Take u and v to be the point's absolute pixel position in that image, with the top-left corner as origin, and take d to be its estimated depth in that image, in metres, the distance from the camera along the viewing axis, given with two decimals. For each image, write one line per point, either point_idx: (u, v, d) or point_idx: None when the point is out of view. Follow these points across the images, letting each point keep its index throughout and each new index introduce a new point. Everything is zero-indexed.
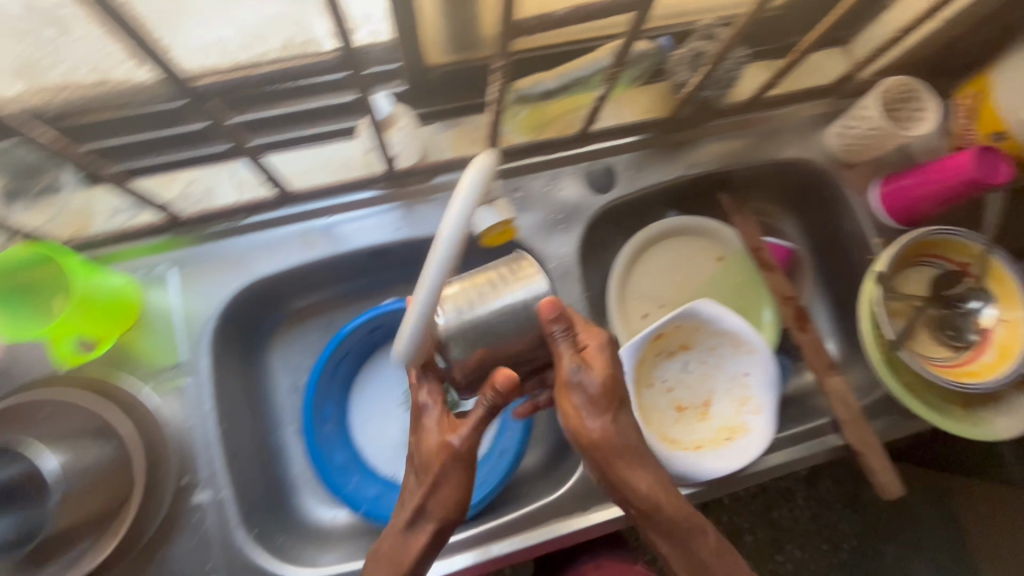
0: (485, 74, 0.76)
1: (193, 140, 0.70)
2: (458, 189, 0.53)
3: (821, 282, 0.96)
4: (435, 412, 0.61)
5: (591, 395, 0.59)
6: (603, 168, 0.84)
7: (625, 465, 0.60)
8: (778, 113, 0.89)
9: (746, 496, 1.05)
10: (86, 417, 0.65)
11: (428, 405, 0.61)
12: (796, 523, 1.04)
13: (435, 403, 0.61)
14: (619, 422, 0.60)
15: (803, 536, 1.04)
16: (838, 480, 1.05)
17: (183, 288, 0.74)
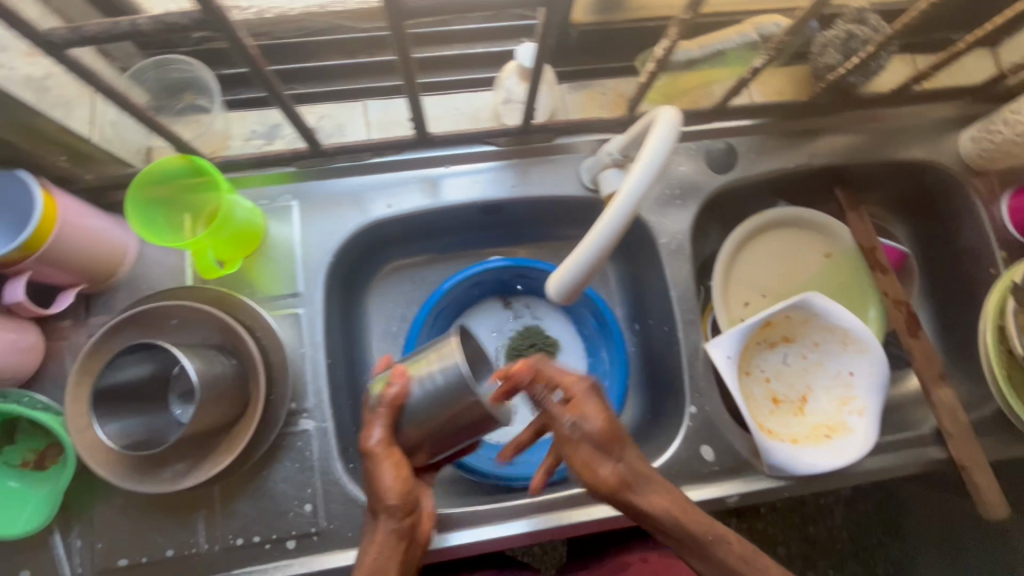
0: (638, 36, 0.76)
1: (362, 75, 0.78)
2: (650, 136, 0.54)
3: (926, 292, 0.93)
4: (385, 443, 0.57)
5: (591, 436, 0.57)
6: (726, 147, 0.82)
7: (649, 493, 0.58)
8: (911, 111, 0.86)
9: (783, 509, 1.02)
10: (205, 333, 0.67)
11: (378, 444, 0.57)
12: (831, 542, 1.02)
13: (384, 442, 0.57)
14: (628, 456, 0.58)
15: (836, 556, 1.02)
16: (878, 504, 1.02)
17: (303, 220, 0.75)
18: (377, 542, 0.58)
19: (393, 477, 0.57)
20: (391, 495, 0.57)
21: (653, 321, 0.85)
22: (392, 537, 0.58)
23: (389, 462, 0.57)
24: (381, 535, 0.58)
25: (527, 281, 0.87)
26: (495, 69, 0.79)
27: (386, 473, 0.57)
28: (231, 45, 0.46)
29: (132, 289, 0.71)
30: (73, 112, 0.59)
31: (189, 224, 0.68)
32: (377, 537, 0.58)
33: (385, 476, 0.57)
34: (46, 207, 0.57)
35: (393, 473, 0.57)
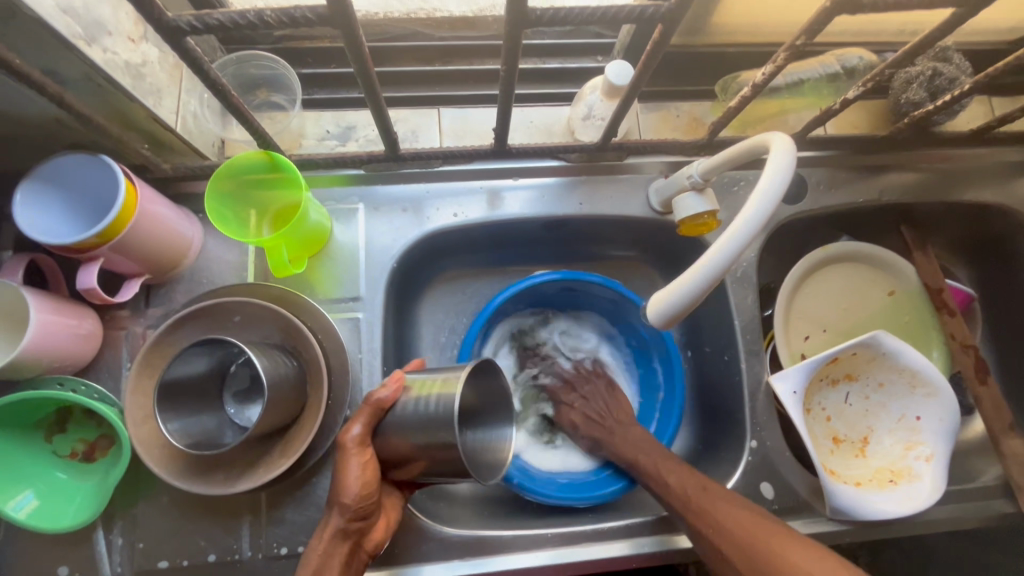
0: (711, 63, 0.76)
1: (438, 82, 0.77)
2: (764, 170, 0.49)
3: (988, 338, 0.90)
4: (356, 444, 0.56)
5: None
6: (797, 177, 0.81)
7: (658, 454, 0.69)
8: (982, 154, 0.84)
9: None
10: (269, 332, 0.66)
11: (351, 442, 0.55)
12: None
13: (357, 441, 0.56)
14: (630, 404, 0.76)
15: None
16: None
17: (368, 224, 0.73)
18: (324, 538, 0.55)
19: (357, 475, 0.55)
20: (350, 493, 0.55)
21: (710, 350, 0.83)
22: (335, 538, 0.55)
23: (358, 459, 0.55)
24: (327, 533, 0.55)
25: (580, 295, 0.84)
26: (571, 84, 0.78)
27: (350, 470, 0.55)
28: (346, 42, 0.45)
29: (192, 282, 0.70)
30: (163, 101, 0.59)
31: (254, 220, 0.68)
32: (326, 533, 0.55)
33: (351, 473, 0.55)
34: (125, 197, 0.56)
35: (359, 472, 0.55)
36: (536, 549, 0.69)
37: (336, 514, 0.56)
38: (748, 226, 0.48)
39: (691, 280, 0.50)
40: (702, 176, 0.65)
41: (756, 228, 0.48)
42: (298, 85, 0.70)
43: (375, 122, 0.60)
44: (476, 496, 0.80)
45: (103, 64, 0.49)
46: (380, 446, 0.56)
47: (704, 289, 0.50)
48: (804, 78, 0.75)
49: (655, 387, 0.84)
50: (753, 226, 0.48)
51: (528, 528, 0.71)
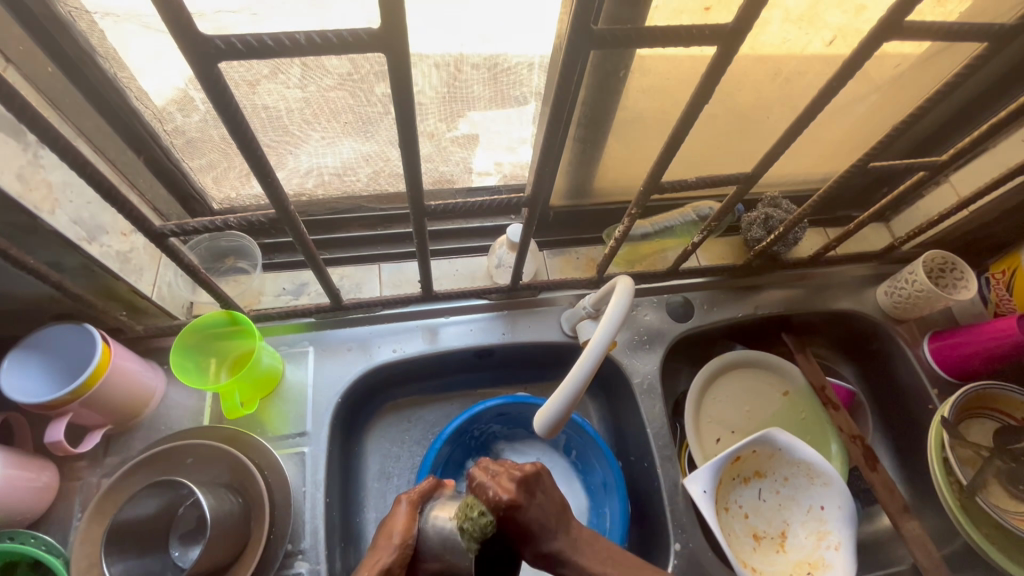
0: (598, 217, 0.96)
1: (380, 243, 0.95)
2: (610, 303, 0.66)
3: (881, 427, 1.01)
4: (407, 507, 0.58)
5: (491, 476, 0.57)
6: (682, 300, 0.97)
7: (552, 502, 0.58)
8: (832, 271, 1.03)
9: None
10: (220, 471, 0.72)
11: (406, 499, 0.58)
12: None
13: (410, 499, 0.58)
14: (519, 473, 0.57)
15: None
16: None
17: (316, 364, 0.84)
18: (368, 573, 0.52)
19: (404, 523, 0.56)
20: (398, 533, 0.55)
21: (633, 458, 0.91)
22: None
23: (407, 512, 0.57)
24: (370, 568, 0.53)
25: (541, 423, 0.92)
26: (490, 238, 0.97)
27: (398, 524, 0.56)
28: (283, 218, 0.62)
29: (150, 429, 0.77)
30: (143, 277, 0.72)
31: (214, 368, 0.79)
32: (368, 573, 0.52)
33: (398, 522, 0.56)
34: (101, 356, 0.66)
35: (405, 521, 0.56)
36: None
37: (379, 555, 0.54)
38: (597, 345, 0.63)
39: (560, 396, 0.62)
40: (592, 307, 0.81)
41: (604, 347, 0.63)
42: (247, 236, 0.86)
43: (316, 277, 0.77)
44: None
45: (99, 256, 0.64)
46: (422, 527, 0.57)
47: (575, 396, 0.62)
48: (671, 225, 0.95)
49: (603, 518, 0.87)
50: (600, 347, 0.63)
51: None
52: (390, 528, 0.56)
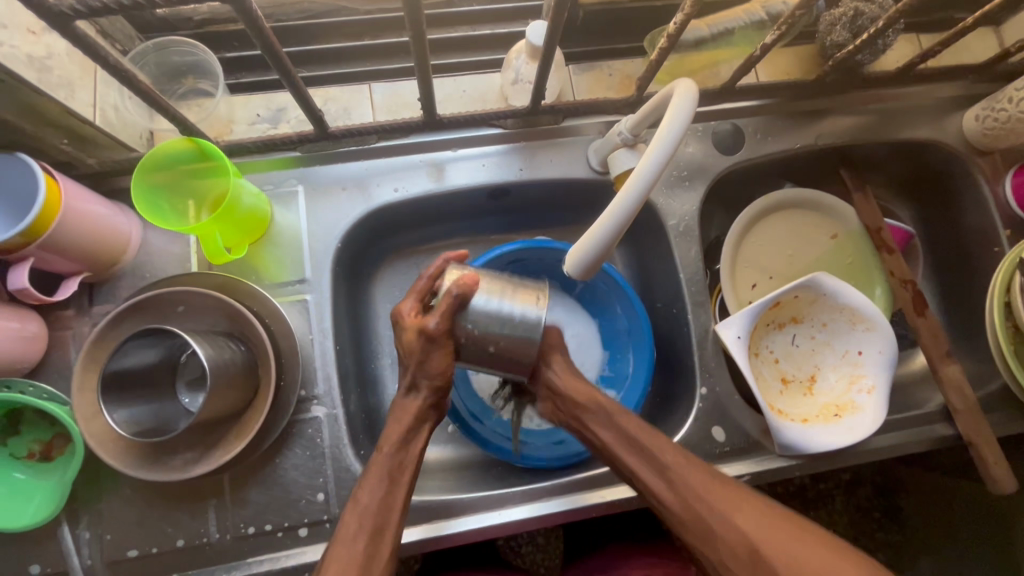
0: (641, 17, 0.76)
1: (368, 56, 0.77)
2: (666, 116, 0.52)
3: (931, 273, 0.93)
4: (440, 346, 0.59)
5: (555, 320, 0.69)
6: (732, 127, 0.81)
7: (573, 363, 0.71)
8: (917, 91, 0.85)
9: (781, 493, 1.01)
10: (214, 320, 0.66)
11: (433, 334, 0.58)
12: (832, 526, 1.00)
13: (441, 334, 0.58)
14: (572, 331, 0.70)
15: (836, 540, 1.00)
16: (880, 486, 1.01)
17: (308, 206, 0.73)
18: (409, 414, 0.61)
19: (443, 360, 0.60)
20: (438, 375, 0.60)
21: (661, 305, 0.85)
22: (426, 408, 0.61)
23: (443, 346, 0.59)
24: (420, 402, 0.61)
25: (557, 267, 0.85)
26: (502, 51, 0.79)
27: (439, 356, 0.59)
28: (241, 18, 0.47)
29: (134, 276, 0.70)
30: (76, 94, 0.58)
31: (194, 211, 0.67)
32: (417, 407, 0.61)
33: (436, 359, 0.59)
34: (47, 193, 0.56)
35: (443, 357, 0.60)
36: (498, 508, 0.72)
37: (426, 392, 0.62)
38: (645, 172, 0.50)
39: (595, 236, 0.52)
40: (630, 133, 0.67)
41: (655, 175, 0.50)
42: (198, 45, 0.69)
43: (297, 105, 0.63)
44: (444, 463, 0.83)
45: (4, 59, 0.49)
46: (459, 332, 0.58)
47: (616, 235, 0.53)
48: (732, 28, 0.75)
49: (626, 363, 0.84)
50: (652, 174, 0.51)
51: (490, 490, 0.74)
52: (428, 364, 0.60)
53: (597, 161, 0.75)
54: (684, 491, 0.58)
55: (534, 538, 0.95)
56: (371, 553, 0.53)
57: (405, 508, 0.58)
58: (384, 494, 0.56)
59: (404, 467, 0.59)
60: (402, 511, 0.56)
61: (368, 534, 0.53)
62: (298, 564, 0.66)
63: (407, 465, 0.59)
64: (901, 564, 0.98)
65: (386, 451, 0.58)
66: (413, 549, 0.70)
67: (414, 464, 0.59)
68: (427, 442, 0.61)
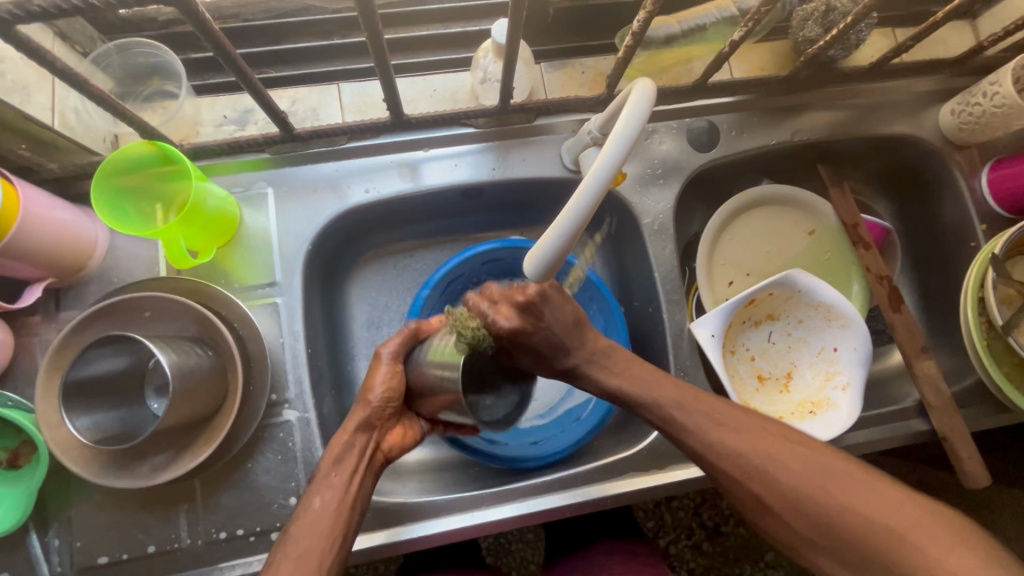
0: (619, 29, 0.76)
1: (337, 56, 0.76)
2: (623, 113, 0.51)
3: (909, 268, 0.93)
4: (386, 365, 0.60)
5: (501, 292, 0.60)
6: (706, 124, 0.81)
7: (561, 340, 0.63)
8: (892, 86, 0.85)
9: None
10: (180, 326, 0.65)
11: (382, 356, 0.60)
12: None
13: (387, 358, 0.60)
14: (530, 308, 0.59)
15: None
16: None
17: (278, 208, 0.73)
18: (349, 430, 0.60)
19: (384, 379, 0.60)
20: (375, 393, 0.60)
21: (637, 303, 0.85)
22: (358, 431, 0.60)
23: (388, 369, 0.60)
24: (352, 425, 0.60)
25: None
26: (472, 49, 0.78)
27: (377, 378, 0.60)
28: (190, 21, 0.46)
29: (102, 282, 0.69)
30: (32, 98, 0.57)
31: (160, 213, 0.66)
32: (350, 427, 0.60)
33: (376, 378, 0.60)
34: (4, 198, 0.55)
35: (386, 377, 0.60)
36: (473, 509, 0.72)
37: (360, 411, 0.60)
38: (602, 171, 0.50)
39: (553, 237, 0.52)
40: (599, 131, 0.67)
41: (613, 174, 0.50)
42: (160, 47, 0.68)
43: (259, 106, 0.62)
44: (422, 465, 0.83)
45: None
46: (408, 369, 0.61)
47: (574, 237, 0.52)
48: (703, 24, 0.75)
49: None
50: (610, 173, 0.50)
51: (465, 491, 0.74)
52: (371, 384, 0.61)
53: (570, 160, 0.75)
54: (703, 449, 0.59)
55: (523, 536, 0.98)
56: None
57: (339, 543, 0.55)
58: (311, 524, 0.54)
59: (332, 495, 0.56)
60: (333, 545, 0.54)
61: (291, 566, 0.51)
62: None
63: (335, 484, 0.57)
64: None
65: (326, 461, 0.58)
66: (387, 551, 0.70)
67: (345, 493, 0.57)
68: (358, 469, 0.59)
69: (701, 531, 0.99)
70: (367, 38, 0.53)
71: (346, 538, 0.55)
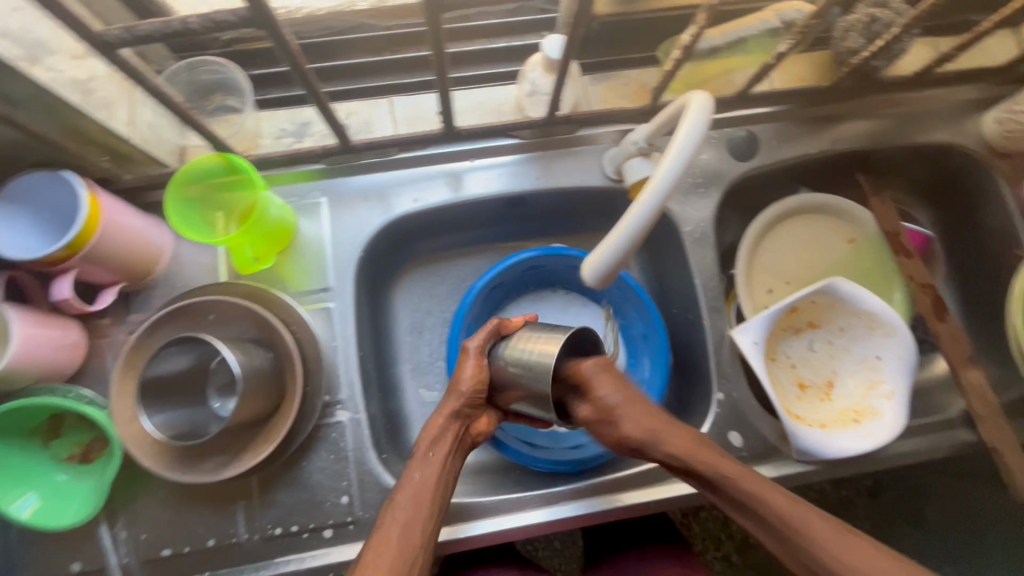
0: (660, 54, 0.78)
1: (389, 71, 0.79)
2: (681, 126, 0.53)
3: (951, 277, 0.92)
4: (473, 360, 0.63)
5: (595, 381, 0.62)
6: (747, 134, 0.82)
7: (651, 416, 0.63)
8: (934, 95, 0.85)
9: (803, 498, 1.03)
10: (243, 329, 0.68)
11: (470, 350, 0.64)
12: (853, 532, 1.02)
13: (476, 352, 0.63)
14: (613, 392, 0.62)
15: None
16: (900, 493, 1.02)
17: (331, 217, 0.76)
18: (443, 414, 0.61)
19: (471, 370, 0.63)
20: (465, 380, 0.62)
21: (677, 311, 0.86)
22: (452, 417, 0.61)
23: (475, 362, 0.63)
24: (445, 412, 0.61)
25: (573, 273, 0.87)
26: (518, 62, 0.81)
27: (467, 370, 0.63)
28: (273, 40, 0.49)
29: (168, 286, 0.73)
30: (115, 114, 0.61)
31: (222, 221, 0.70)
32: (444, 413, 0.61)
33: (466, 370, 0.63)
34: (90, 210, 0.59)
35: (473, 369, 0.63)
36: (517, 511, 0.73)
37: (453, 399, 0.62)
38: (663, 179, 0.52)
39: (611, 247, 0.53)
40: (646, 141, 0.69)
41: (673, 183, 0.51)
42: (228, 64, 0.72)
43: (322, 120, 0.65)
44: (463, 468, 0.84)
45: (49, 83, 0.52)
46: (493, 364, 0.64)
47: (633, 243, 0.53)
48: (745, 37, 0.76)
49: (641, 369, 0.85)
50: (667, 184, 0.52)
51: (510, 494, 0.76)
52: (459, 375, 0.63)
53: (613, 171, 0.77)
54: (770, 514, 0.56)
55: (551, 542, 0.98)
56: (403, 554, 0.53)
57: (437, 516, 0.57)
58: (413, 496, 0.56)
59: (431, 470, 0.58)
60: (433, 517, 0.56)
61: (400, 528, 0.54)
62: (324, 564, 0.68)
63: (434, 460, 0.58)
64: None
65: (421, 442, 0.60)
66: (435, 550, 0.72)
67: (441, 470, 0.58)
68: (452, 451, 0.60)
69: (730, 541, 0.99)
70: (432, 53, 0.56)
71: (442, 511, 0.57)
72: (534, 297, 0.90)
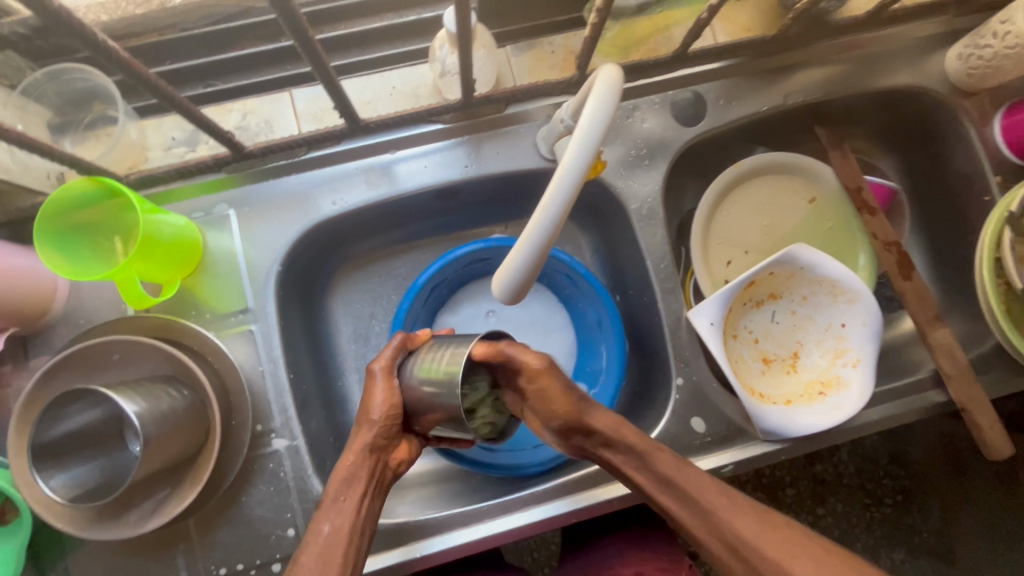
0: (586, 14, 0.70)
1: (287, 60, 0.72)
2: (589, 99, 0.47)
3: (919, 227, 0.87)
4: (381, 376, 0.58)
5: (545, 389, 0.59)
6: (691, 96, 0.75)
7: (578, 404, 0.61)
8: (894, 33, 0.78)
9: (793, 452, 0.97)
10: (154, 365, 0.62)
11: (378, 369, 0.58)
12: (841, 479, 0.97)
13: (383, 367, 0.58)
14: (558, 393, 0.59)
15: (848, 491, 0.97)
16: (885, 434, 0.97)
17: (243, 229, 0.69)
18: (355, 451, 0.56)
19: (382, 397, 0.57)
20: (377, 409, 0.57)
21: (633, 293, 0.80)
22: (364, 452, 0.56)
23: (384, 386, 0.58)
24: (356, 448, 0.56)
25: None
26: (428, 37, 0.73)
27: (376, 395, 0.58)
28: (91, 49, 0.41)
29: (70, 324, 0.66)
30: None
31: (120, 246, 0.62)
32: (356, 448, 0.56)
33: (376, 392, 0.58)
34: None
35: (384, 395, 0.57)
36: (477, 523, 0.69)
37: (363, 432, 0.57)
38: (572, 162, 0.46)
39: (522, 250, 0.47)
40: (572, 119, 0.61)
41: (584, 167, 0.46)
42: (92, 70, 0.64)
43: (200, 129, 0.58)
44: (424, 477, 0.81)
45: None
46: (402, 383, 0.58)
47: (548, 241, 0.47)
48: None
49: (599, 358, 0.80)
50: (576, 171, 0.46)
51: (469, 503, 0.71)
52: (369, 402, 0.58)
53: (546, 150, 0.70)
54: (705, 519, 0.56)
55: None
56: None
57: (353, 565, 0.52)
58: (321, 551, 0.51)
59: (342, 519, 0.53)
60: (345, 570, 0.51)
61: None
62: None
63: (344, 510, 0.54)
64: (912, 507, 0.97)
65: (333, 485, 0.55)
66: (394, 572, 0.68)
67: (355, 517, 0.54)
68: (367, 492, 0.55)
69: None
70: (295, 43, 0.48)
71: (359, 560, 0.53)
72: (482, 290, 0.85)
